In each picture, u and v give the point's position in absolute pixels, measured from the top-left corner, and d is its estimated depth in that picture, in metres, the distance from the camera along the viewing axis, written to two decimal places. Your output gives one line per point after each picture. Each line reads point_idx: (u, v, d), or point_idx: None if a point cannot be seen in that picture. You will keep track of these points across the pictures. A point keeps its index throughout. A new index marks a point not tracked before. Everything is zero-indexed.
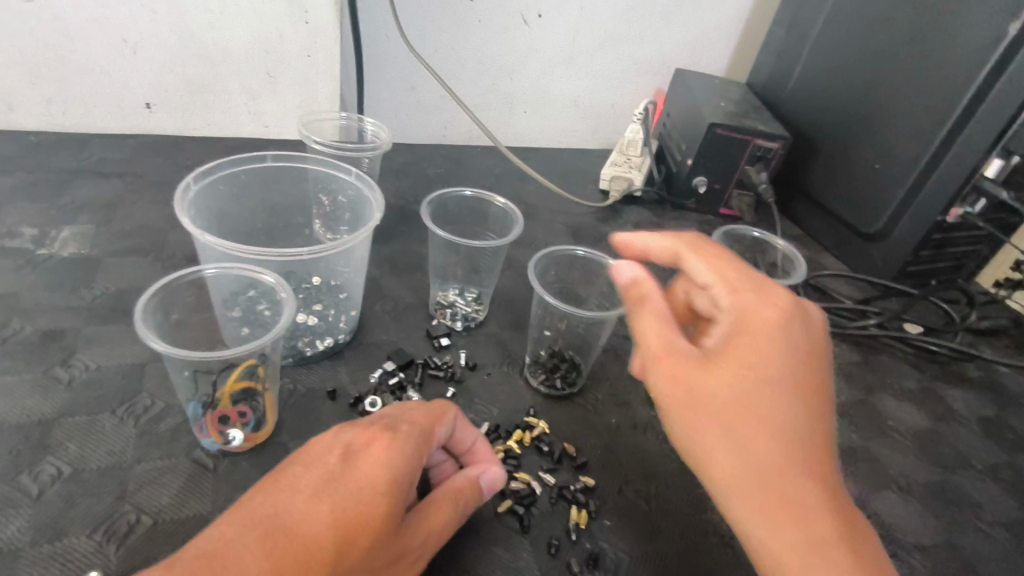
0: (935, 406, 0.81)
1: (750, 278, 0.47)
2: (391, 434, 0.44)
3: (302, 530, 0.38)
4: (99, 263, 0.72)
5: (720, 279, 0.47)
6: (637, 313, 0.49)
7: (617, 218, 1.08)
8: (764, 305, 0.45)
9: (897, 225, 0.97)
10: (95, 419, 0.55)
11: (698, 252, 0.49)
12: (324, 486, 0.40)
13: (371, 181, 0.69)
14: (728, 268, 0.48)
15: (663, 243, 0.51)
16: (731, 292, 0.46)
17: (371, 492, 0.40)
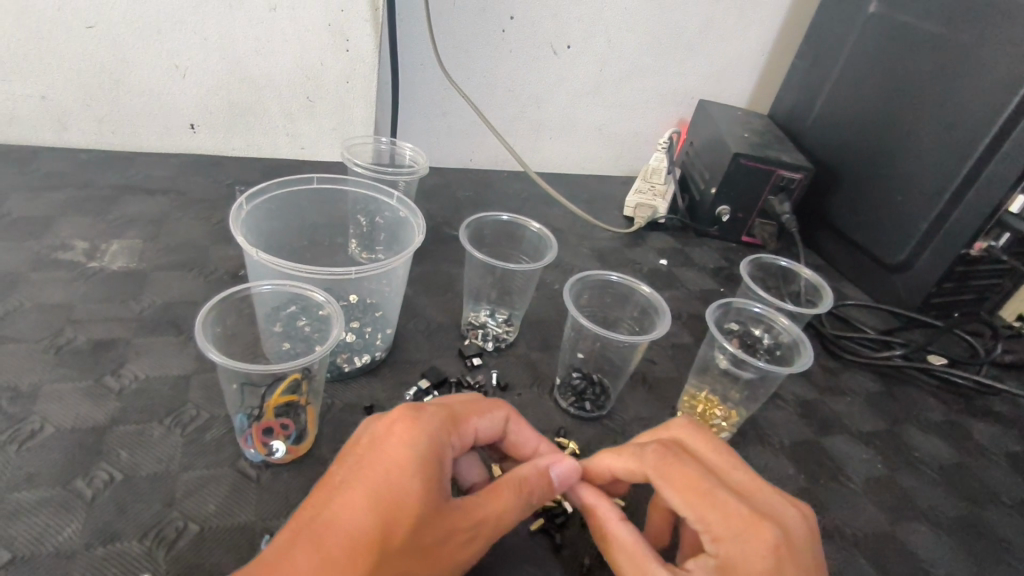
0: (962, 440, 0.81)
1: (715, 503, 0.44)
2: (413, 418, 0.46)
3: (341, 519, 0.40)
4: (146, 277, 0.75)
5: (692, 510, 0.44)
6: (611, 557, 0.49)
7: (641, 244, 1.10)
8: (746, 555, 0.41)
9: (921, 257, 0.98)
10: (145, 427, 0.57)
11: (665, 479, 0.46)
12: (357, 472, 0.42)
13: (411, 204, 0.72)
14: (697, 496, 0.44)
15: (631, 473, 0.49)
16: (715, 540, 0.43)
17: (401, 470, 0.42)
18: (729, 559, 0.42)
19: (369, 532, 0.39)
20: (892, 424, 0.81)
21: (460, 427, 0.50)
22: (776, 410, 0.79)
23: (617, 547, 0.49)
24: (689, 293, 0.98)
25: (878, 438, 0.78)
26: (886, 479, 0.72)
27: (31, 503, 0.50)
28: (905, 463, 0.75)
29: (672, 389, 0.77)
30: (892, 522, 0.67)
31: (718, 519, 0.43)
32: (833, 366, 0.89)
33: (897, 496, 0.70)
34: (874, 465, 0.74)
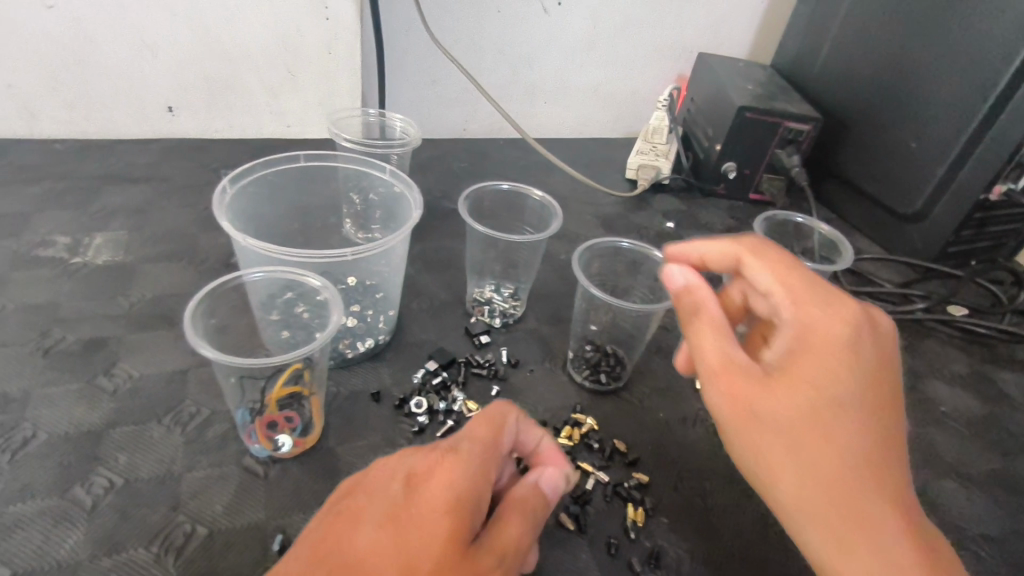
0: (988, 391, 0.78)
1: (820, 289, 0.42)
2: (453, 455, 0.41)
3: (361, 558, 0.36)
4: (134, 270, 0.72)
5: (784, 283, 0.42)
6: (690, 320, 0.46)
7: (646, 207, 1.06)
8: (829, 321, 0.40)
9: (937, 204, 0.95)
10: (144, 429, 0.55)
11: (756, 254, 0.45)
12: (387, 514, 0.38)
13: (405, 177, 0.67)
14: (794, 271, 0.43)
15: (723, 249, 0.47)
16: (797, 304, 0.41)
17: (436, 516, 0.37)
18: (817, 325, 0.40)
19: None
20: (916, 378, 0.79)
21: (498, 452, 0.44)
22: None
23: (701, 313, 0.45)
24: None
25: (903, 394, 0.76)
26: (914, 437, 0.70)
27: (29, 516, 0.47)
28: (932, 419, 0.73)
29: None
30: (924, 480, 0.65)
31: (821, 306, 0.41)
32: None
33: (926, 453, 0.68)
34: None
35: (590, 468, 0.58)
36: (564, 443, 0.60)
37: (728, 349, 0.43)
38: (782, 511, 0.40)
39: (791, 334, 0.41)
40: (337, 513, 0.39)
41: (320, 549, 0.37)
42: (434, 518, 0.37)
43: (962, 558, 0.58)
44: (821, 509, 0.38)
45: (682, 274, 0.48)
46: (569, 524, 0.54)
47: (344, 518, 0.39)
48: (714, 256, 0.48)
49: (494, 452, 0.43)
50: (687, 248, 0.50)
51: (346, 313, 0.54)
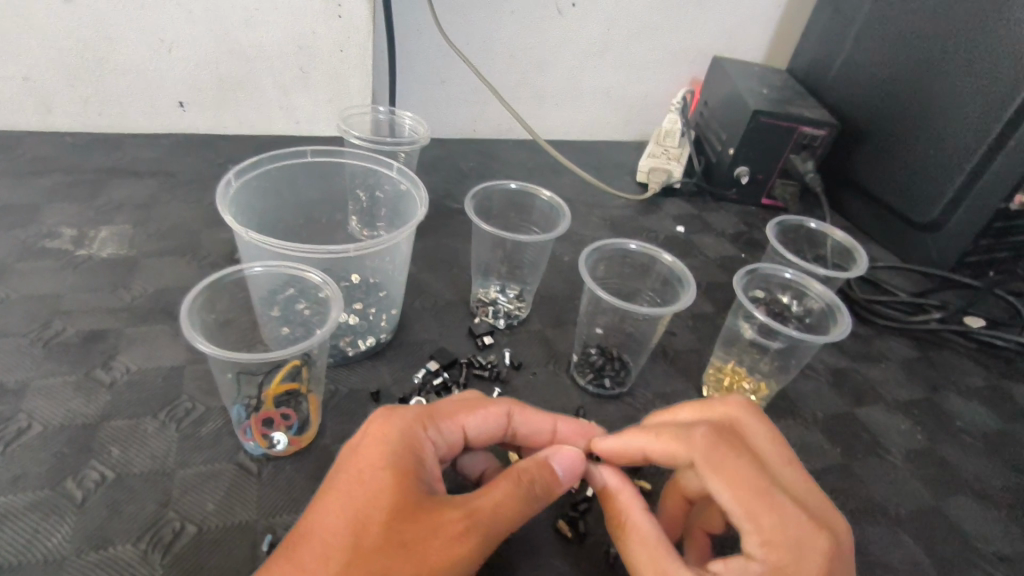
0: (1005, 406, 0.76)
1: (778, 509, 0.39)
2: (386, 416, 0.43)
3: (317, 525, 0.37)
4: (137, 263, 0.71)
5: (744, 504, 0.40)
6: (623, 539, 0.45)
7: (656, 211, 1.05)
8: (797, 563, 0.37)
9: (955, 214, 0.92)
10: (139, 423, 0.54)
11: (714, 469, 0.42)
12: (335, 479, 0.40)
13: (412, 175, 0.66)
14: (756, 492, 0.40)
15: (674, 454, 0.44)
16: (761, 544, 0.39)
17: (370, 470, 0.39)
18: (779, 569, 0.37)
19: (343, 538, 0.37)
20: (930, 391, 0.76)
21: (439, 422, 0.46)
22: (805, 379, 0.74)
23: (626, 525, 0.45)
24: (708, 260, 0.93)
25: (917, 407, 0.74)
26: (927, 451, 0.68)
27: (18, 509, 0.47)
28: (947, 433, 0.71)
29: (696, 362, 0.73)
30: (937, 496, 0.63)
31: (780, 530, 0.39)
32: (865, 333, 0.84)
33: (939, 468, 0.66)
34: (913, 436, 0.69)
35: None
36: None
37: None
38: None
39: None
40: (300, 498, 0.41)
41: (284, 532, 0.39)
42: (378, 479, 0.39)
43: None
44: None
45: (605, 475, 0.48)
46: (567, 532, 0.52)
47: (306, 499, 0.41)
48: (660, 454, 0.46)
49: (434, 417, 0.45)
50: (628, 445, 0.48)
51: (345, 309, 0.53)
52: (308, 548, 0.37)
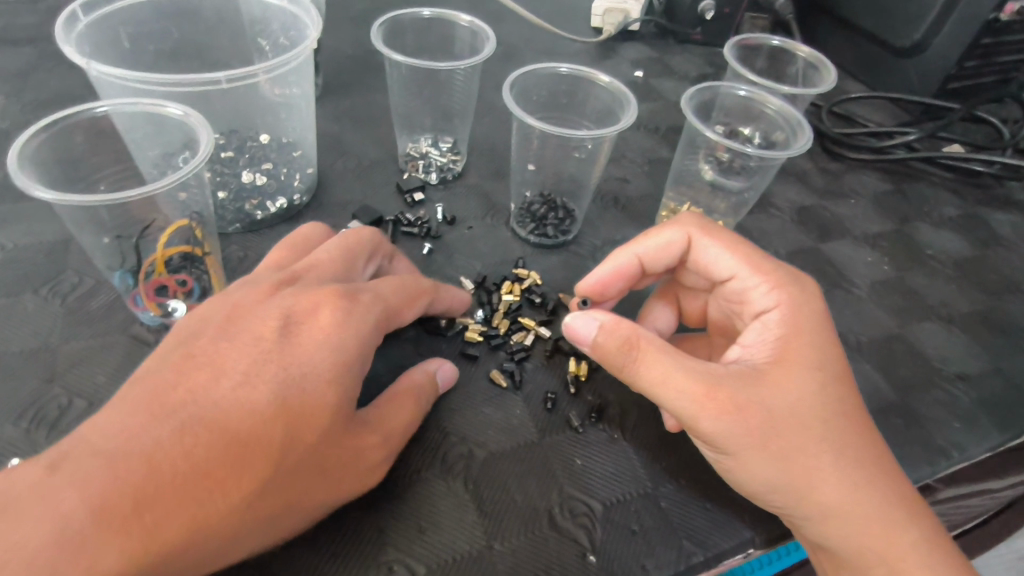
0: (979, 232, 0.72)
1: (774, 261, 0.45)
2: (347, 304, 0.37)
3: (234, 413, 0.32)
4: (11, 136, 0.62)
5: (749, 260, 0.44)
6: (634, 362, 0.39)
7: (613, 56, 0.94)
8: (804, 298, 0.42)
9: (939, 32, 0.83)
10: (16, 301, 0.48)
11: (714, 236, 0.46)
12: (265, 363, 0.34)
13: (307, 3, 0.55)
14: (756, 254, 0.45)
15: (673, 239, 0.47)
16: (771, 290, 0.43)
17: (321, 374, 0.34)
18: (794, 307, 0.42)
19: (270, 445, 0.32)
20: (901, 222, 0.71)
21: (391, 323, 0.40)
22: (768, 218, 0.69)
23: (643, 345, 0.39)
24: (669, 104, 0.85)
25: (886, 239, 0.69)
26: (893, 280, 0.64)
27: None
28: (916, 262, 0.67)
29: (649, 207, 0.67)
30: (900, 322, 0.60)
31: (786, 278, 0.43)
32: (835, 169, 0.78)
33: (905, 297, 0.62)
34: (879, 267, 0.65)
35: (531, 324, 0.52)
36: (505, 300, 0.54)
37: (702, 367, 0.38)
38: (782, 505, 0.39)
39: (774, 329, 0.41)
40: (188, 358, 0.34)
41: (169, 395, 0.32)
42: (322, 380, 0.34)
43: (935, 398, 0.53)
44: (805, 448, 0.37)
45: (590, 323, 0.42)
46: (502, 381, 0.48)
47: (203, 359, 0.34)
48: (655, 252, 0.48)
49: (390, 321, 0.40)
50: (613, 265, 0.49)
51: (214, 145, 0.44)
52: (215, 438, 0.31)
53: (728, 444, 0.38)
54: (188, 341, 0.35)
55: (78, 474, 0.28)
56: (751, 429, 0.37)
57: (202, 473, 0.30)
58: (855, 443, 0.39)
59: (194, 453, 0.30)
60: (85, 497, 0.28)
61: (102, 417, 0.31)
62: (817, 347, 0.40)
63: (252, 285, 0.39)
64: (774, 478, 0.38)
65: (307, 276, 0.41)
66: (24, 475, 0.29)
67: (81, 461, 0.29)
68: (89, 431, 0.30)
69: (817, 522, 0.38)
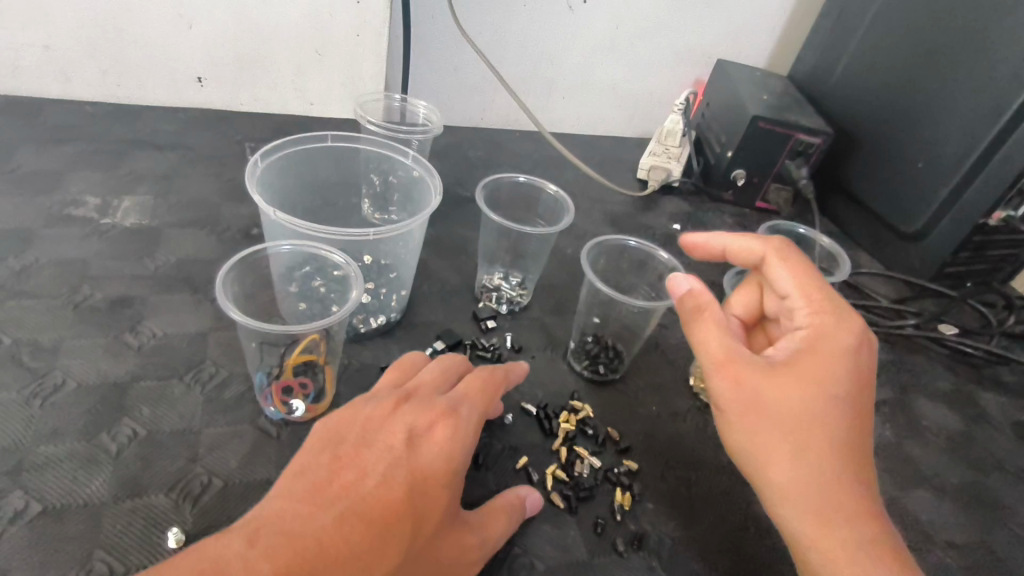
0: (969, 409, 0.82)
1: (833, 299, 0.51)
2: (454, 420, 0.46)
3: (377, 508, 0.41)
4: (159, 235, 0.75)
5: (807, 292, 0.52)
6: (690, 323, 0.51)
7: (655, 208, 1.09)
8: (835, 330, 0.49)
9: (936, 226, 0.97)
10: (166, 384, 0.58)
11: (785, 259, 0.54)
12: (396, 468, 0.43)
13: (428, 163, 0.72)
14: (818, 285, 0.52)
15: (753, 246, 0.56)
16: (810, 314, 0.51)
17: (438, 480, 0.43)
18: (822, 329, 0.49)
19: (402, 535, 0.41)
20: (901, 392, 0.82)
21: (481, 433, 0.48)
22: None
23: (705, 312, 0.51)
24: (701, 258, 0.98)
25: (888, 406, 0.79)
26: (893, 446, 0.73)
27: (57, 457, 0.51)
28: (914, 431, 0.76)
29: (684, 353, 0.78)
30: (899, 486, 0.68)
31: (837, 309, 0.51)
32: None
33: (904, 462, 0.71)
34: (882, 432, 0.75)
35: (585, 454, 0.61)
36: (564, 427, 0.63)
37: (730, 344, 0.49)
38: (750, 472, 0.48)
39: (800, 342, 0.50)
40: (336, 462, 0.43)
41: (326, 490, 0.41)
42: (438, 484, 0.43)
43: (928, 562, 0.61)
44: (785, 440, 0.46)
45: (686, 282, 0.53)
46: (560, 503, 0.57)
47: (347, 461, 0.43)
48: (738, 249, 0.57)
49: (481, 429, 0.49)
50: (707, 241, 0.59)
51: (365, 290, 0.57)
52: (364, 527, 0.40)
53: (728, 409, 0.48)
54: (333, 445, 0.44)
55: (267, 551, 0.37)
56: (745, 405, 0.47)
57: (355, 555, 0.38)
58: (838, 459, 0.46)
59: (349, 538, 0.39)
60: (274, 567, 0.36)
61: (274, 504, 0.40)
62: (832, 367, 0.47)
63: (378, 401, 0.48)
64: (757, 456, 0.47)
65: (415, 394, 0.49)
66: (226, 546, 0.37)
67: (268, 541, 0.37)
68: (269, 518, 0.39)
69: (779, 503, 0.46)
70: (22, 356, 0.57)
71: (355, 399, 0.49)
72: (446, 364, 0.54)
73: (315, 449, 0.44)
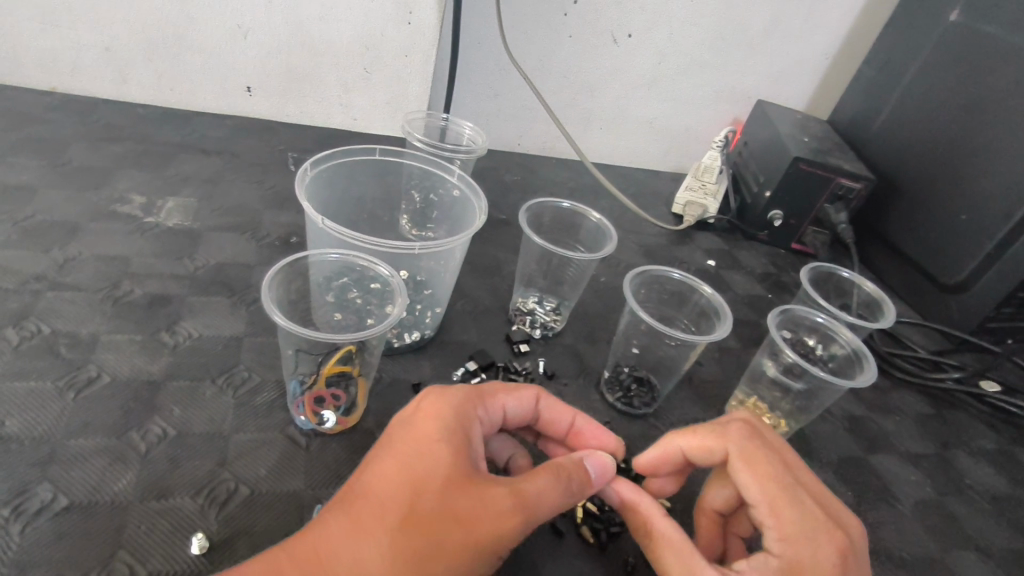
0: (1013, 470, 0.78)
1: (778, 500, 0.45)
2: (439, 391, 0.46)
3: (367, 491, 0.39)
4: (201, 236, 0.75)
5: (770, 499, 0.45)
6: (651, 547, 0.48)
7: (689, 243, 1.08)
8: (812, 556, 0.42)
9: (980, 279, 0.95)
10: (198, 386, 0.57)
11: (746, 462, 0.47)
12: (395, 450, 0.41)
13: (473, 183, 0.72)
14: (770, 485, 0.45)
15: (711, 448, 0.49)
16: (783, 538, 0.43)
17: (428, 441, 0.41)
18: (802, 561, 0.42)
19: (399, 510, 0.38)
20: (942, 447, 0.79)
21: (486, 401, 0.48)
22: (823, 423, 0.77)
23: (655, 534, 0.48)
24: (736, 297, 0.96)
25: (929, 461, 0.76)
26: (935, 504, 0.70)
27: (86, 452, 0.50)
28: (956, 490, 0.73)
29: (718, 391, 0.76)
30: (942, 548, 0.65)
31: (800, 523, 0.43)
32: (883, 384, 0.87)
33: (946, 522, 0.68)
34: (923, 488, 0.72)
35: None
36: None
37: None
38: None
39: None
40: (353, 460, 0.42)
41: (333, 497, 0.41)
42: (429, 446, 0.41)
43: None
44: None
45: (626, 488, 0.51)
46: (589, 538, 0.55)
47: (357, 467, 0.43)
48: (696, 453, 0.51)
49: (482, 397, 0.48)
50: (668, 446, 0.53)
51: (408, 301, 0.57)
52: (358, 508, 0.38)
53: None
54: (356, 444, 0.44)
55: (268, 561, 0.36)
56: None
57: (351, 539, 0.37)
58: None
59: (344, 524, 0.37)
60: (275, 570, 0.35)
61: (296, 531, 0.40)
62: None
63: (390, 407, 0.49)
64: None
65: None
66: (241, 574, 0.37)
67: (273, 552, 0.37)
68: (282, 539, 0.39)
69: None
70: (59, 347, 0.57)
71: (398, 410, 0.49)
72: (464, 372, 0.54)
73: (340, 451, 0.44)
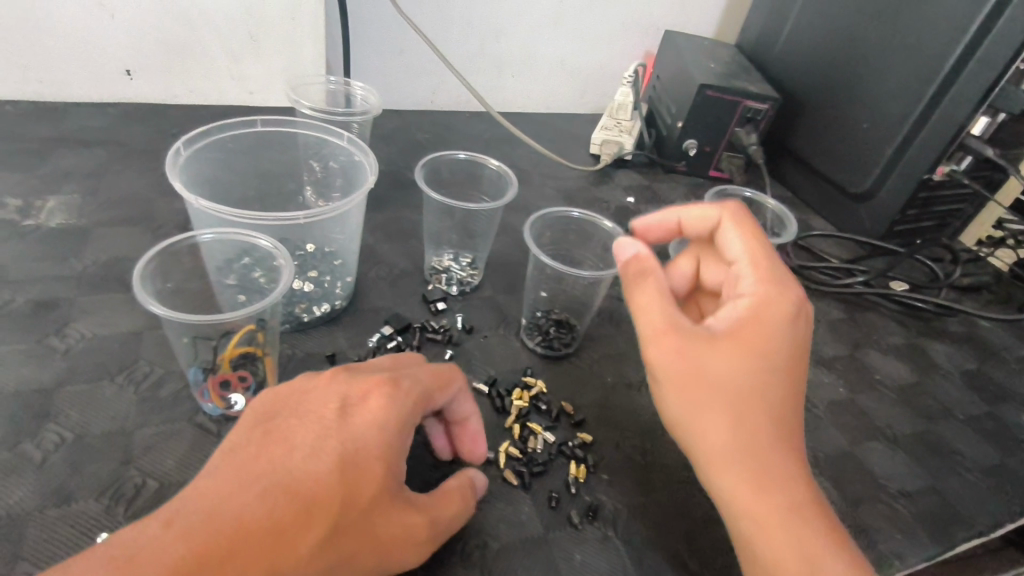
0: (919, 360, 0.83)
1: (768, 259, 0.51)
2: (392, 387, 0.45)
3: (306, 483, 0.39)
4: (87, 233, 0.71)
5: (751, 253, 0.52)
6: (639, 284, 0.51)
7: (609, 182, 1.08)
8: (776, 301, 0.49)
9: (885, 185, 0.98)
10: (96, 386, 0.55)
11: (738, 224, 0.53)
12: (326, 438, 0.41)
13: (362, 145, 0.69)
14: (762, 249, 0.52)
15: (708, 214, 0.55)
16: (758, 280, 0.50)
17: (373, 449, 0.42)
18: (765, 299, 0.49)
19: (328, 508, 0.39)
20: (853, 348, 0.83)
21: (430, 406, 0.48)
22: None
23: (653, 277, 0.51)
24: None
25: (840, 362, 0.80)
26: (846, 402, 0.74)
27: None
28: (867, 386, 0.77)
29: None
30: (852, 441, 0.69)
31: (772, 279, 0.50)
32: None
33: (856, 417, 0.72)
34: (835, 389, 0.76)
35: (539, 429, 0.60)
36: (516, 404, 0.62)
37: (673, 315, 0.48)
38: (694, 454, 0.48)
39: (740, 312, 0.49)
40: (268, 436, 0.42)
41: (251, 465, 0.40)
42: (372, 453, 0.42)
43: (879, 509, 0.62)
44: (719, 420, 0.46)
45: (632, 246, 0.53)
46: (513, 480, 0.56)
47: (276, 436, 0.42)
48: (693, 220, 0.57)
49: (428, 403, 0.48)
50: (663, 218, 0.58)
51: (293, 277, 0.54)
52: (290, 499, 0.38)
53: (661, 376, 0.48)
54: (266, 419, 0.43)
55: (185, 529, 0.36)
56: (682, 371, 0.47)
57: (279, 529, 0.38)
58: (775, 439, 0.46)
59: (274, 511, 0.38)
60: (190, 543, 0.35)
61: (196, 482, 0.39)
62: (778, 329, 0.47)
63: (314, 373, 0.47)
64: (688, 427, 0.47)
65: (359, 368, 0.49)
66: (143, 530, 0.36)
67: (188, 517, 0.37)
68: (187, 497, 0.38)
69: (712, 473, 0.46)
70: None
71: (332, 370, 0.47)
72: (399, 357, 0.52)
73: (251, 423, 0.43)
